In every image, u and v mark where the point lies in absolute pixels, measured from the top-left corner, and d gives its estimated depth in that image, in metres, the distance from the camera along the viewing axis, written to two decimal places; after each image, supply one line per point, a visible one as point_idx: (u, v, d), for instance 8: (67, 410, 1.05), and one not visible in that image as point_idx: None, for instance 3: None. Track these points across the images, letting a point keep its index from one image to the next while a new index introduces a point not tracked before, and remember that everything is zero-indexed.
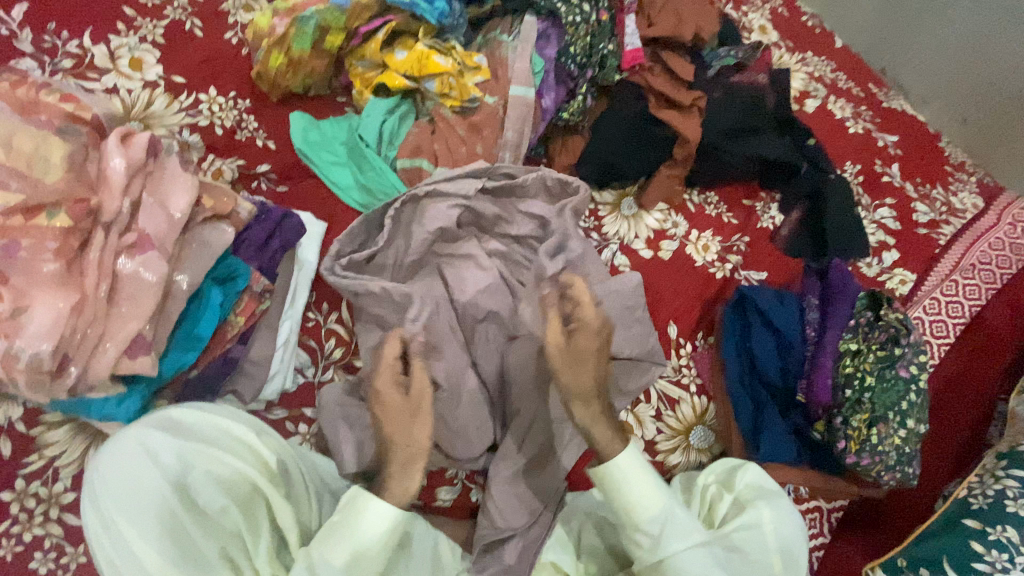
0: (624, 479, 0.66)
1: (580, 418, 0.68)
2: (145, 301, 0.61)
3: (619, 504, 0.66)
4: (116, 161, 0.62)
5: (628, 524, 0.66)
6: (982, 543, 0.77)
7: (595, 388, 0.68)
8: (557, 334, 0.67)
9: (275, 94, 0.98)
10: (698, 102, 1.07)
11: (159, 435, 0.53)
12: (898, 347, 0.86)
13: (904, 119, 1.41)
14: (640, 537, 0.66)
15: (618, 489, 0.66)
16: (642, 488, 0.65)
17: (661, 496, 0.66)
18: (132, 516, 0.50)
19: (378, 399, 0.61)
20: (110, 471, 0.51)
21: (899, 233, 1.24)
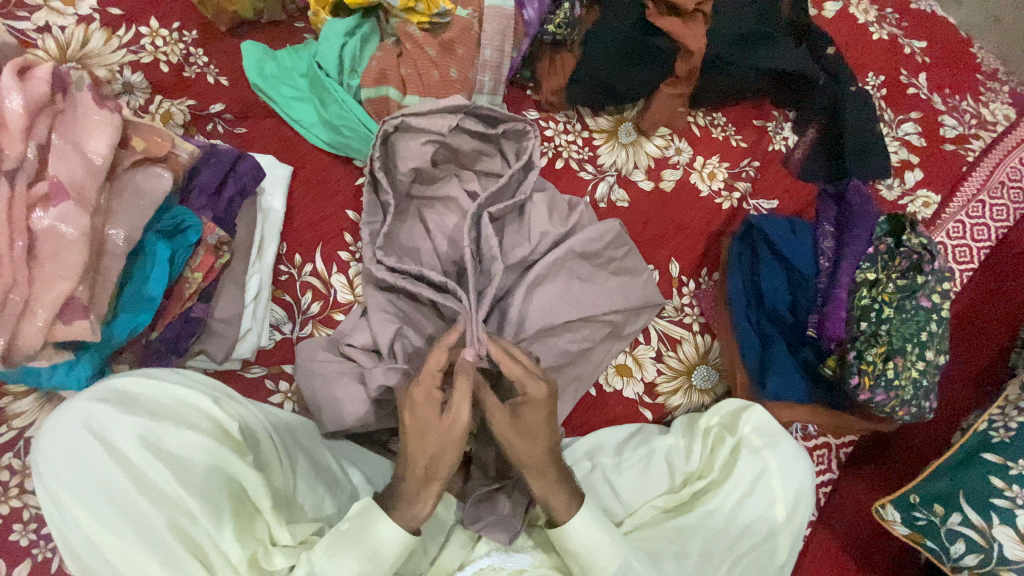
0: (578, 534, 0.62)
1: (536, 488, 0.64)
2: (71, 260, 0.54)
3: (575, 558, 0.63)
4: (13, 100, 0.54)
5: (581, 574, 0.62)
6: (1003, 478, 0.73)
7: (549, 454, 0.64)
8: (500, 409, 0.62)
9: (223, 22, 0.87)
10: (702, 6, 0.94)
11: (101, 410, 0.51)
12: (920, 275, 0.77)
13: (935, 21, 1.26)
14: None
15: (571, 545, 0.63)
16: (600, 541, 0.62)
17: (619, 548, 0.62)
18: (81, 495, 0.49)
19: (411, 405, 0.61)
20: (54, 452, 0.50)
21: (925, 150, 1.13)
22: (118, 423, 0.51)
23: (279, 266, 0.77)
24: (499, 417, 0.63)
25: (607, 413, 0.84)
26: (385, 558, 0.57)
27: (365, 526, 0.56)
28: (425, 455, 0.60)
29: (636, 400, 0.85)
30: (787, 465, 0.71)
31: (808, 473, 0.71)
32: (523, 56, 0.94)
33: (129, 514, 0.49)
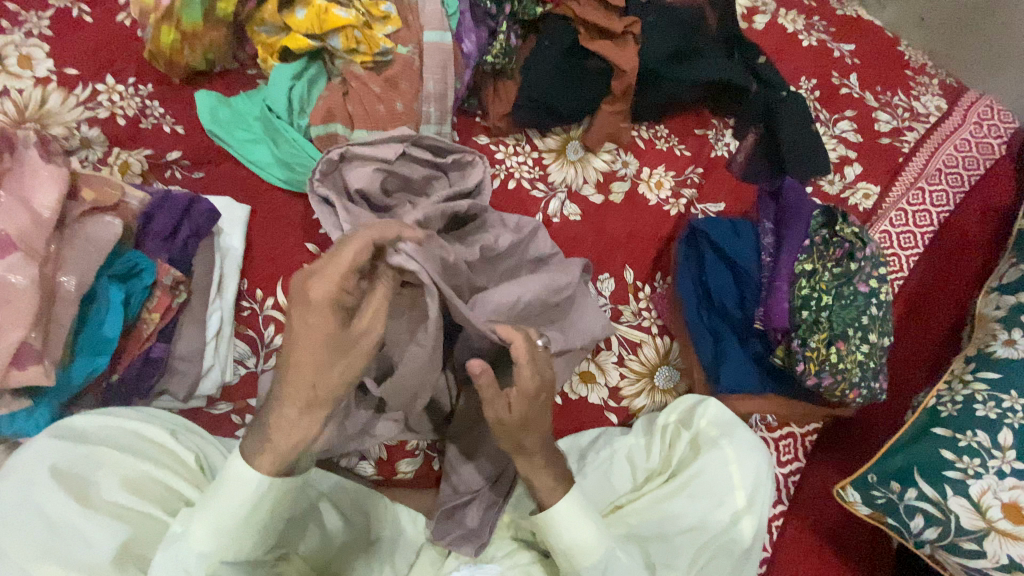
0: (564, 524, 0.63)
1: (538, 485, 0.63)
2: (23, 308, 0.57)
3: (559, 546, 0.64)
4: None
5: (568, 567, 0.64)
6: (952, 450, 0.76)
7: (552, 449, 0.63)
8: (509, 406, 0.58)
9: (176, 73, 0.90)
10: (632, 28, 1.00)
11: (63, 448, 0.55)
12: (854, 262, 0.83)
13: (860, 24, 1.34)
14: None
15: (558, 537, 0.64)
16: (584, 534, 0.63)
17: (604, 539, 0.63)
18: (21, 529, 0.50)
19: (304, 307, 0.52)
20: (9, 490, 0.52)
21: (861, 144, 1.19)
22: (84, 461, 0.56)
23: (241, 302, 0.80)
24: (505, 409, 0.59)
25: (573, 420, 0.86)
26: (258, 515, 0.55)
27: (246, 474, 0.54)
28: (312, 374, 0.54)
29: (601, 405, 0.87)
30: (741, 453, 0.73)
31: (764, 460, 0.74)
32: (467, 86, 0.98)
33: (75, 544, 0.51)
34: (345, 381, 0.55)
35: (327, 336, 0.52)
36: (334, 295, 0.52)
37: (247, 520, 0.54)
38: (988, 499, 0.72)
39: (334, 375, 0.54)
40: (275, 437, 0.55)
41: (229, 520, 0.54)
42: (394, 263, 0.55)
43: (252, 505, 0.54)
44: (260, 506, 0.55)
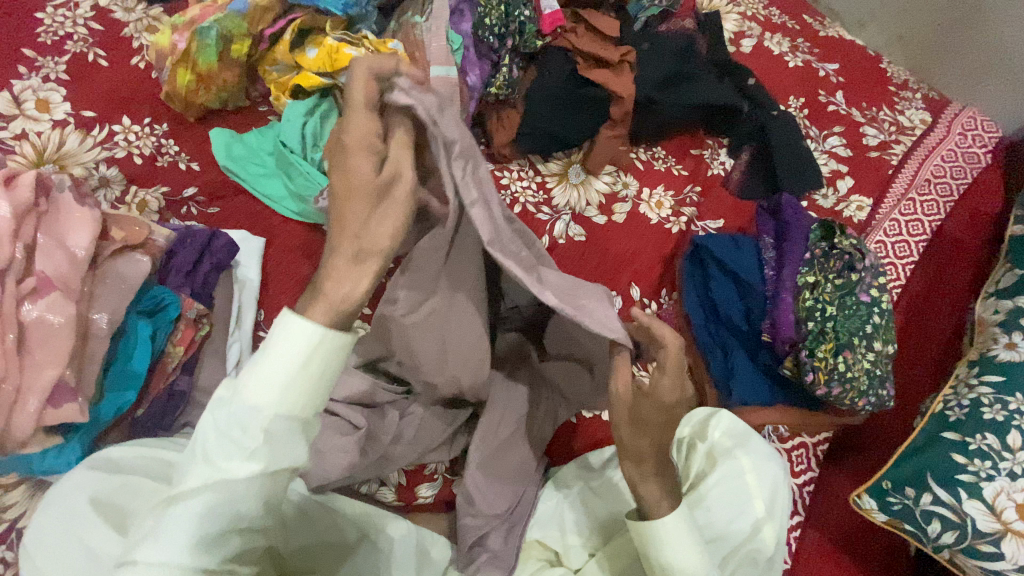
0: (670, 539, 0.62)
1: (650, 494, 0.64)
2: (58, 346, 0.58)
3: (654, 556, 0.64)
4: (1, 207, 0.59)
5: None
6: (964, 454, 0.77)
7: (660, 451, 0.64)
8: (626, 392, 0.64)
9: (191, 113, 0.94)
10: (628, 57, 1.04)
11: (99, 479, 0.56)
12: (855, 273, 0.86)
13: (843, 44, 1.40)
14: None
15: (663, 549, 0.63)
16: (684, 547, 0.62)
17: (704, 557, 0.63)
18: (62, 558, 0.51)
19: (344, 152, 0.52)
20: (49, 521, 0.53)
21: (852, 158, 1.23)
22: (121, 493, 0.56)
23: (258, 332, 0.81)
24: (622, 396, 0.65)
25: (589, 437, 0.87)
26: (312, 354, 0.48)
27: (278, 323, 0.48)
28: (358, 225, 0.52)
29: None
30: (757, 463, 0.75)
31: (778, 470, 0.76)
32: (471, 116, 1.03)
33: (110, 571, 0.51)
34: (393, 236, 0.53)
35: (365, 178, 0.51)
36: (368, 141, 0.53)
37: (301, 376, 0.48)
38: (1002, 500, 0.73)
39: (382, 223, 0.52)
40: (327, 290, 0.51)
41: (279, 375, 0.47)
42: (393, 99, 0.55)
43: (308, 356, 0.47)
44: (314, 359, 0.48)
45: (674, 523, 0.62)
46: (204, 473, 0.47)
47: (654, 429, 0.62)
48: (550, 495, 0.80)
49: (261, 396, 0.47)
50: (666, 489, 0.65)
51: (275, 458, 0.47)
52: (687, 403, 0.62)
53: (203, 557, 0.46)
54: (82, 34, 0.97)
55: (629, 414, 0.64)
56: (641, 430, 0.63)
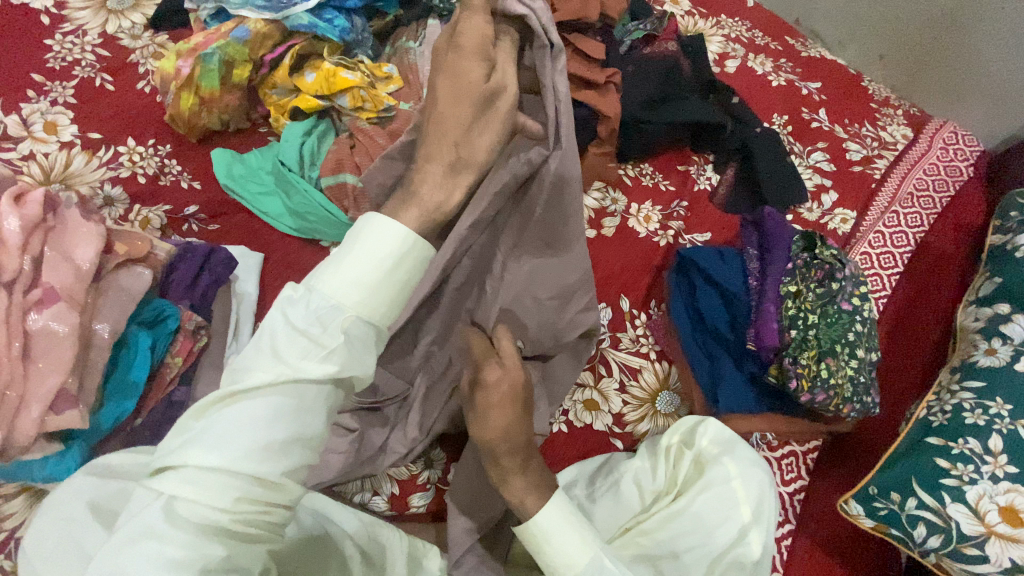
0: (544, 533, 0.63)
1: (519, 484, 0.65)
2: (62, 355, 0.60)
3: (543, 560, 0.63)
4: (10, 222, 0.63)
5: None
6: (947, 458, 0.78)
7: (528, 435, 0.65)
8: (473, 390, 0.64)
9: (194, 134, 0.97)
10: (613, 78, 1.08)
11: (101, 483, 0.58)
12: (836, 282, 0.89)
13: (825, 64, 1.44)
14: None
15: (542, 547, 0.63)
16: (568, 545, 0.62)
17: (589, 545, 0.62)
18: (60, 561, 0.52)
19: (456, 51, 0.64)
20: (47, 526, 0.55)
21: (835, 173, 1.27)
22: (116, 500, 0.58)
23: None
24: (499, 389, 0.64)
25: (581, 446, 0.89)
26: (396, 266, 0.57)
27: (370, 229, 0.57)
28: (458, 134, 0.64)
29: (606, 432, 0.90)
30: (744, 471, 0.76)
31: (765, 477, 0.76)
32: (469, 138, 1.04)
33: None
34: (485, 151, 0.65)
35: (476, 81, 0.62)
36: (481, 48, 0.64)
37: (386, 280, 0.56)
38: (985, 504, 0.74)
39: (481, 136, 0.64)
40: (419, 192, 0.64)
41: (368, 276, 0.55)
42: (508, 6, 0.65)
43: (394, 261, 0.56)
44: (401, 266, 0.57)
45: (549, 519, 0.63)
46: (277, 370, 0.51)
47: (499, 415, 0.64)
48: None
49: (345, 298, 0.55)
50: (532, 485, 0.65)
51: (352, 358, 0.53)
52: (514, 383, 0.64)
53: (265, 464, 0.49)
54: (90, 60, 1.01)
55: (508, 404, 0.64)
56: (513, 412, 0.64)
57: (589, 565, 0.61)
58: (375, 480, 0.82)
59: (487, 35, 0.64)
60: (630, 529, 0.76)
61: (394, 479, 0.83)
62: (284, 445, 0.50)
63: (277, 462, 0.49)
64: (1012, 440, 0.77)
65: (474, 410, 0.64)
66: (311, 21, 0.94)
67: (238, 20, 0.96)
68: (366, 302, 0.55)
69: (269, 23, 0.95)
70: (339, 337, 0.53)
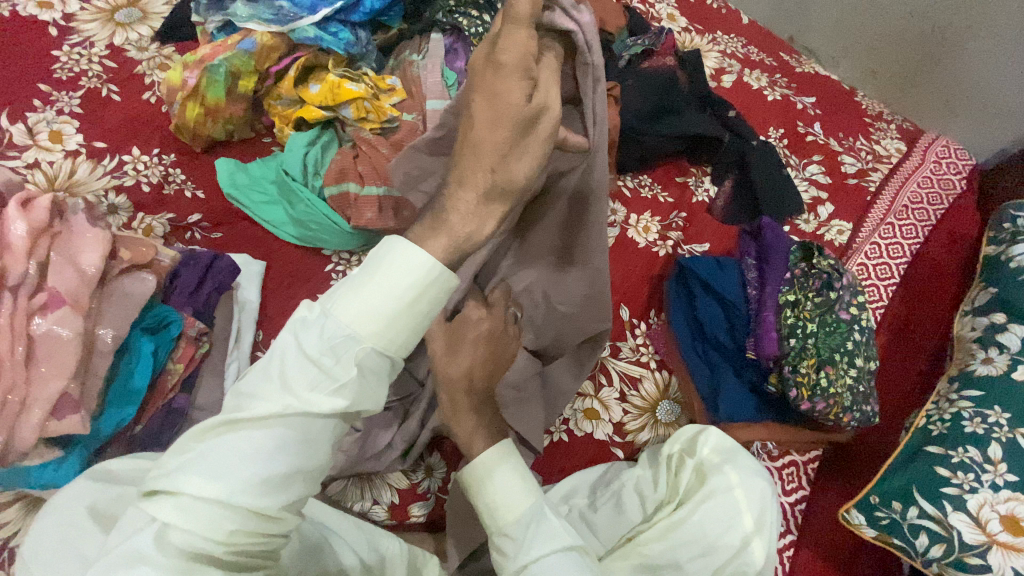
0: (488, 471, 0.61)
1: (462, 432, 0.67)
2: (65, 359, 0.61)
3: (481, 502, 0.61)
4: (17, 226, 0.63)
5: (490, 526, 0.60)
6: (946, 467, 0.79)
7: (484, 382, 0.71)
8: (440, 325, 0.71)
9: (198, 143, 0.99)
10: (612, 91, 1.10)
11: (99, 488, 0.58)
12: (833, 291, 0.89)
13: (819, 80, 1.47)
14: (500, 543, 0.58)
15: (483, 489, 0.61)
16: (507, 487, 0.60)
17: (532, 492, 0.60)
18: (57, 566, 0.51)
19: (493, 62, 0.54)
20: (45, 532, 0.54)
21: (831, 185, 1.28)
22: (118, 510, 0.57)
23: (256, 353, 0.84)
24: (471, 332, 0.71)
25: (581, 457, 0.89)
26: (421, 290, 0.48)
27: (390, 248, 0.49)
28: (494, 158, 0.54)
29: (607, 441, 0.90)
30: (746, 479, 0.76)
31: (766, 486, 0.76)
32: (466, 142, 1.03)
33: None
34: (524, 179, 0.55)
35: (514, 102, 0.53)
36: (524, 63, 0.53)
37: (408, 310, 0.47)
38: (986, 512, 0.75)
39: (520, 161, 0.55)
40: (450, 219, 0.54)
41: (389, 305, 0.47)
42: (553, 19, 0.62)
43: (420, 287, 0.48)
44: (423, 296, 0.48)
45: (494, 460, 0.62)
46: (283, 402, 0.44)
47: (467, 351, 0.70)
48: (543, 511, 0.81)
49: (361, 324, 0.47)
50: (483, 425, 0.68)
51: (362, 395, 0.46)
52: (490, 330, 0.73)
53: (262, 499, 0.43)
54: (96, 70, 1.03)
55: (462, 342, 0.71)
56: (461, 353, 0.70)
57: (529, 509, 0.59)
58: (374, 488, 0.82)
59: (530, 50, 0.54)
60: (631, 538, 0.77)
61: (395, 488, 0.83)
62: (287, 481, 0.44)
63: (278, 500, 0.44)
64: (1011, 449, 0.78)
65: (446, 348, 0.70)
66: (316, 34, 0.96)
67: (244, 32, 0.97)
68: (375, 331, 0.47)
69: (275, 36, 0.97)
70: (352, 370, 0.46)
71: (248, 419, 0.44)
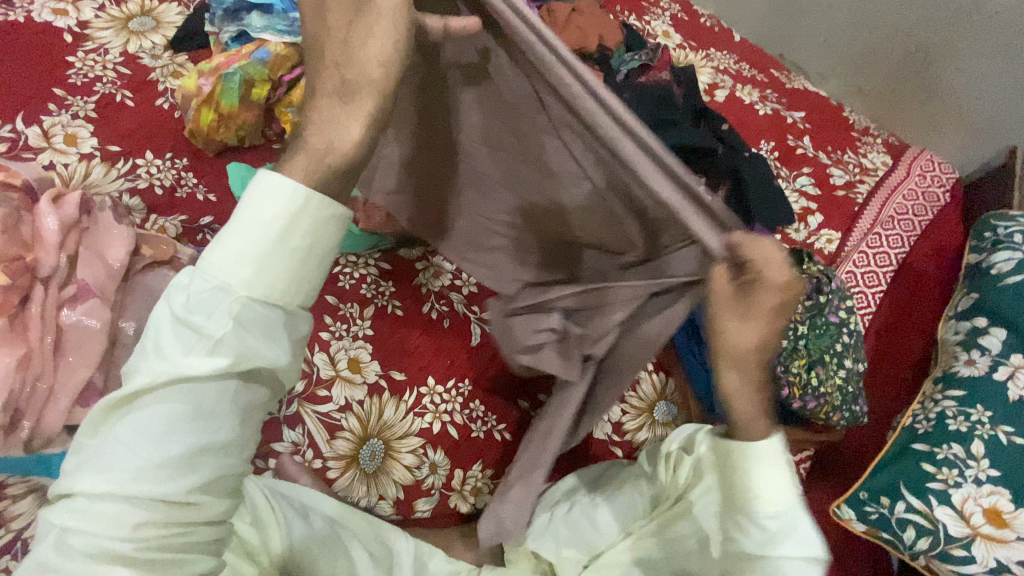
0: (755, 459, 0.52)
1: (740, 412, 0.51)
2: (91, 350, 0.65)
3: (736, 480, 0.54)
4: (49, 221, 0.67)
5: (739, 507, 0.54)
6: (932, 463, 0.82)
7: (772, 336, 0.47)
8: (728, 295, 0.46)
9: (211, 148, 1.01)
10: None
11: None
12: (823, 295, 0.91)
13: (808, 96, 1.53)
14: (748, 525, 0.54)
15: (741, 473, 0.53)
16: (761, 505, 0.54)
17: (791, 488, 0.53)
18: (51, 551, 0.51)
19: None
20: None
21: (821, 196, 1.33)
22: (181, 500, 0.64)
23: None
24: (757, 297, 0.45)
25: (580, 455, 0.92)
26: (288, 228, 0.45)
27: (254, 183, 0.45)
28: (341, 52, 0.47)
29: (605, 439, 0.93)
30: None
31: None
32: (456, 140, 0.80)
33: None
34: (380, 63, 0.46)
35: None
36: None
37: (276, 250, 0.45)
38: (970, 505, 0.77)
39: (366, 47, 0.46)
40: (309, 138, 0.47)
41: (254, 247, 0.45)
42: None
43: (285, 224, 0.45)
44: (294, 231, 0.45)
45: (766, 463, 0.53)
46: (160, 370, 0.44)
47: (758, 319, 0.46)
48: (544, 507, 0.82)
49: (233, 276, 0.45)
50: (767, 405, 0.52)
51: (245, 348, 0.44)
52: (795, 296, 0.45)
53: (163, 483, 0.43)
54: (111, 77, 1.06)
55: (734, 303, 0.46)
56: (740, 311, 0.46)
57: (785, 507, 0.53)
58: (379, 484, 0.85)
59: None
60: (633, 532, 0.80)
61: (400, 484, 0.85)
62: (183, 459, 0.43)
63: (181, 478, 0.44)
64: (993, 446, 0.80)
65: (737, 311, 0.46)
66: None
67: (258, 43, 1.01)
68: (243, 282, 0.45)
69: (288, 47, 1.02)
70: (226, 325, 0.44)
71: (137, 394, 0.44)
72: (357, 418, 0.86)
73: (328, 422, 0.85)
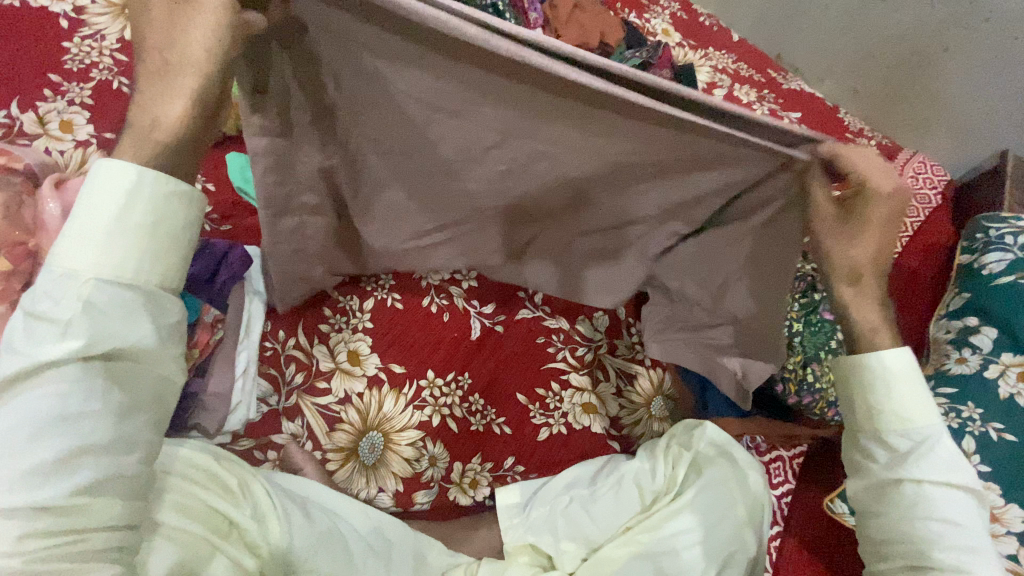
0: (891, 380, 0.61)
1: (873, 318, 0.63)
2: None
3: (872, 403, 0.62)
4: (51, 205, 0.67)
5: (866, 430, 0.63)
6: None
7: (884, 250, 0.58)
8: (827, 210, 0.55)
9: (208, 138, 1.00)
10: None
11: None
12: (816, 293, 0.89)
13: (805, 96, 1.52)
14: (875, 450, 0.63)
15: (865, 395, 0.63)
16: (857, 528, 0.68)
17: (929, 412, 0.61)
18: None
19: None
20: None
21: None
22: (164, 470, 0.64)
23: (265, 342, 0.88)
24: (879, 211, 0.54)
25: (579, 448, 0.92)
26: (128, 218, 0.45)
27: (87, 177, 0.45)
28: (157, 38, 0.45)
29: (603, 434, 0.94)
30: (738, 475, 0.81)
31: (758, 479, 0.81)
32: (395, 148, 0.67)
33: None
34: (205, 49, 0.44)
35: None
36: None
37: (117, 232, 0.45)
38: None
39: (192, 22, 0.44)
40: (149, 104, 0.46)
41: (97, 230, 0.45)
42: None
43: (128, 196, 0.45)
44: (138, 207, 0.45)
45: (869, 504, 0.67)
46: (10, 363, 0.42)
47: (878, 230, 0.56)
48: (543, 501, 0.83)
49: (77, 260, 0.45)
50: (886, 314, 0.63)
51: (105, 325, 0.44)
52: (901, 201, 0.53)
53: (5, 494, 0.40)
54: (106, 63, 1.04)
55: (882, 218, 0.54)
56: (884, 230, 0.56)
57: (923, 431, 0.60)
58: (379, 477, 0.85)
59: None
60: (631, 527, 0.80)
61: (400, 477, 0.85)
62: (59, 463, 0.42)
63: (63, 480, 0.42)
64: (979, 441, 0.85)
65: (849, 228, 0.56)
66: None
67: None
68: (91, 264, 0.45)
69: None
70: (73, 307, 0.43)
71: None
72: (357, 410, 0.87)
73: (328, 415, 0.86)
